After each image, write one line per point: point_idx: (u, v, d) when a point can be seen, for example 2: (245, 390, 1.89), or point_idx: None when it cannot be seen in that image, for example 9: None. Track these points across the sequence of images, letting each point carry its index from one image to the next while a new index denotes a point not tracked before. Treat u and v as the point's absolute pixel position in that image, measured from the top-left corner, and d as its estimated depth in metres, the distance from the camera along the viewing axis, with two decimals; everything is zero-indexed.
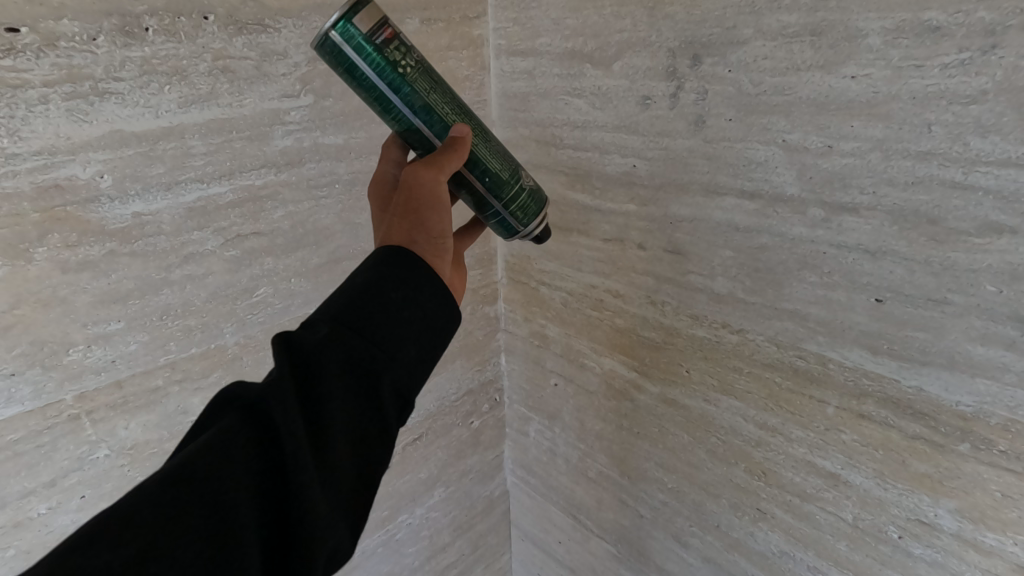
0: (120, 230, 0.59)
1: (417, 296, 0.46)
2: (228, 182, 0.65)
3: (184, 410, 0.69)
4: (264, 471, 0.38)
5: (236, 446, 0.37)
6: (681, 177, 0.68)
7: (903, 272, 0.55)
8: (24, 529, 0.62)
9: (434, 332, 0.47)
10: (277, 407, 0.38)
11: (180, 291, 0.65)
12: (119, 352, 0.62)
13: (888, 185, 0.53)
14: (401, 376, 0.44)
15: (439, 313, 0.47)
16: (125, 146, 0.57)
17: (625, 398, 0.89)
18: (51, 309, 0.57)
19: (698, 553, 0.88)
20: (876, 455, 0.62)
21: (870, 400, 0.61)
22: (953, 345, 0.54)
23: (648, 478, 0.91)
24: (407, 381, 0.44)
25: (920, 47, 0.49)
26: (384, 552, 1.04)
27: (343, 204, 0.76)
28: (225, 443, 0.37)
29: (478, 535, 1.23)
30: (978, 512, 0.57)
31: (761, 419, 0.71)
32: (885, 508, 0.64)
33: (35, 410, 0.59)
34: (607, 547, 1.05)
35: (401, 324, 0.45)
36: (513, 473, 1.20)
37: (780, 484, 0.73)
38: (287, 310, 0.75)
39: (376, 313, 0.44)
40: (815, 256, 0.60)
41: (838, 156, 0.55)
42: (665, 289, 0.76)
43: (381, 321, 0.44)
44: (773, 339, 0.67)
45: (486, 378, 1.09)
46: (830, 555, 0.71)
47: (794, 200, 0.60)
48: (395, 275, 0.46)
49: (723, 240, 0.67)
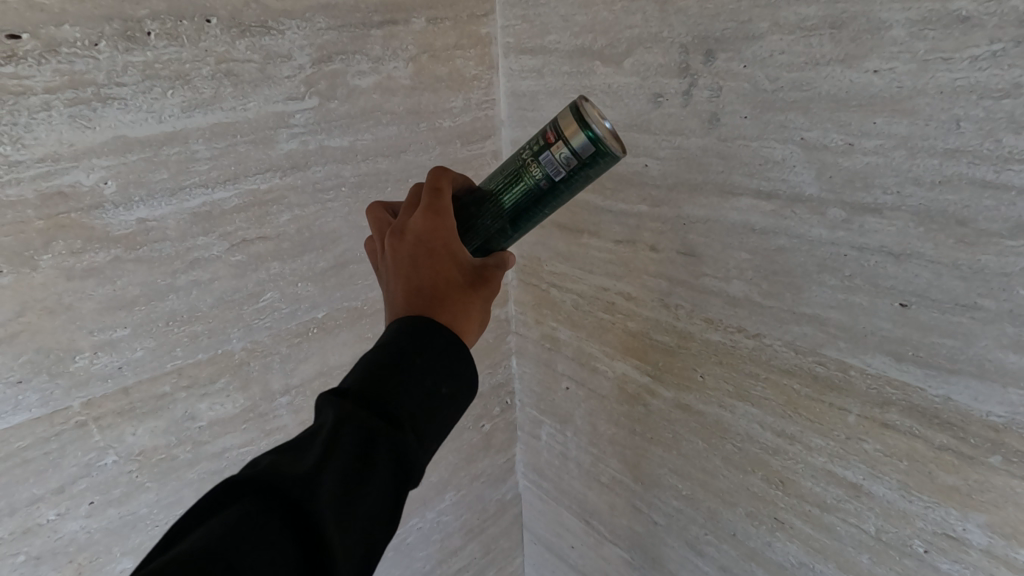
0: (124, 236, 0.58)
1: (455, 393, 0.49)
2: (233, 186, 0.64)
3: (191, 416, 0.69)
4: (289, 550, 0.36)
5: (265, 522, 0.36)
6: (694, 177, 0.66)
7: (929, 275, 0.52)
8: (33, 535, 0.62)
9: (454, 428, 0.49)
10: (316, 484, 0.38)
11: (186, 297, 0.64)
12: (125, 359, 0.62)
13: (914, 184, 0.51)
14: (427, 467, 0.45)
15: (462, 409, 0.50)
16: (128, 152, 0.57)
17: (638, 402, 0.87)
18: (57, 316, 0.57)
19: (713, 562, 0.86)
20: (901, 466, 0.60)
21: (893, 409, 0.58)
22: (983, 352, 0.51)
23: (662, 484, 0.89)
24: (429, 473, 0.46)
25: (948, 39, 0.46)
26: (394, 557, 1.03)
27: (350, 207, 0.75)
28: (253, 515, 0.36)
29: (491, 538, 1.22)
30: (1010, 528, 0.54)
31: (779, 426, 0.69)
32: (910, 521, 0.61)
33: (43, 418, 0.59)
34: (620, 553, 1.04)
35: (435, 412, 0.47)
36: (526, 477, 1.19)
37: (799, 494, 0.70)
38: (295, 314, 0.74)
39: (419, 398, 0.46)
40: (834, 259, 0.58)
41: (859, 155, 0.53)
42: (678, 293, 0.74)
43: (418, 407, 0.46)
44: (791, 344, 0.64)
45: (497, 381, 1.08)
46: (851, 567, 0.68)
47: (813, 200, 0.57)
48: (442, 352, 0.49)
49: (738, 242, 0.65)
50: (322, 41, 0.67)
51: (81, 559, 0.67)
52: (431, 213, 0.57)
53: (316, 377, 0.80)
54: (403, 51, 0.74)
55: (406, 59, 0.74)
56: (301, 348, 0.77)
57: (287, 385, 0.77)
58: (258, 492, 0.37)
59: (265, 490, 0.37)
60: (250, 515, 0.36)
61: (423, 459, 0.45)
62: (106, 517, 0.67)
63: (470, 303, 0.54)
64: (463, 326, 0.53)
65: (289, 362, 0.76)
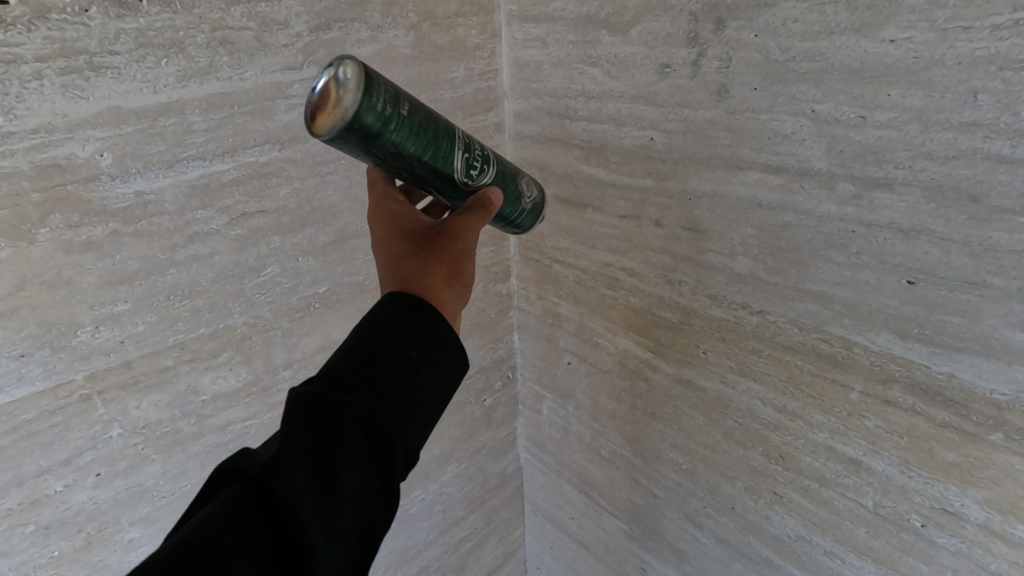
0: (122, 210, 0.58)
1: (432, 360, 0.49)
2: (231, 159, 0.63)
3: (195, 390, 0.69)
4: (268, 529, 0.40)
5: (244, 504, 0.40)
6: (701, 151, 0.65)
7: (939, 252, 0.51)
8: (42, 505, 0.63)
9: (445, 391, 0.50)
10: (281, 470, 0.41)
11: (186, 272, 0.64)
12: (127, 333, 0.62)
13: (926, 159, 0.49)
14: (410, 435, 0.47)
15: (447, 372, 0.50)
16: (123, 123, 0.55)
17: (639, 378, 0.87)
18: (57, 291, 0.57)
19: (712, 534, 0.87)
20: (901, 442, 0.60)
21: (896, 386, 0.58)
22: (990, 330, 0.51)
23: (662, 458, 0.90)
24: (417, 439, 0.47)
25: (970, 7, 0.44)
26: (397, 527, 1.04)
27: (350, 180, 0.74)
28: (234, 499, 0.40)
29: (492, 509, 1.24)
30: (1008, 504, 0.54)
31: (780, 403, 0.69)
32: (908, 496, 0.61)
33: (46, 391, 0.59)
34: (620, 525, 1.05)
35: (413, 382, 0.47)
36: (527, 450, 1.21)
37: (798, 469, 0.71)
38: (296, 289, 0.74)
39: (391, 372, 0.47)
40: (842, 235, 0.57)
41: (872, 128, 0.52)
42: (682, 269, 0.73)
43: (391, 380, 0.47)
44: (795, 321, 0.64)
45: (499, 356, 1.08)
46: (848, 541, 0.69)
47: (822, 174, 0.56)
48: (412, 324, 0.49)
49: (745, 218, 0.64)
50: (319, 8, 0.64)
51: (90, 529, 0.68)
52: (374, 208, 0.57)
53: (319, 352, 0.80)
54: (403, 19, 0.72)
55: (407, 27, 0.72)
56: (303, 323, 0.77)
57: (290, 360, 0.77)
58: (239, 479, 0.42)
59: (246, 479, 0.42)
60: (229, 502, 0.40)
61: (401, 429, 0.46)
62: (113, 488, 0.67)
63: (422, 266, 0.53)
64: (426, 288, 0.51)
65: (291, 336, 0.76)
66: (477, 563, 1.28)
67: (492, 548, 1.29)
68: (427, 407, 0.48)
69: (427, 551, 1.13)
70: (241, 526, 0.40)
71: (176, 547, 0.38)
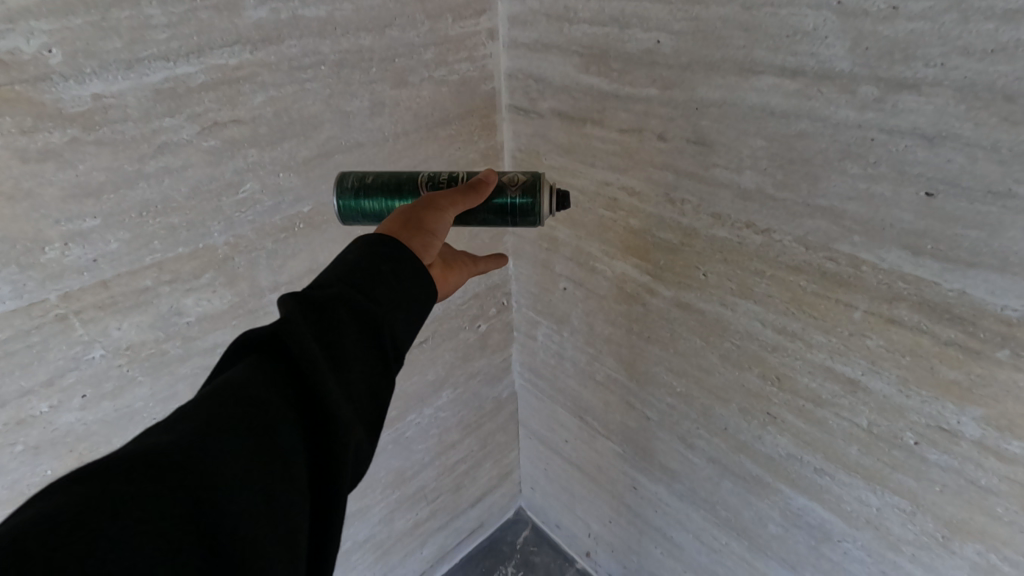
0: (79, 115, 0.53)
1: (399, 279, 0.50)
2: (197, 61, 0.58)
3: (178, 311, 0.67)
4: (241, 425, 0.36)
5: (209, 401, 0.37)
6: (712, 53, 0.60)
7: (963, 160, 0.48)
8: (29, 426, 0.61)
9: (412, 310, 0.50)
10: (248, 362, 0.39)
11: (157, 186, 0.60)
12: (100, 251, 0.59)
13: (961, 55, 0.45)
14: (382, 342, 0.46)
15: (416, 291, 0.50)
16: (71, 14, 0.50)
17: (636, 302, 0.85)
18: (18, 203, 0.53)
19: (703, 454, 0.89)
20: (902, 361, 0.59)
21: (903, 304, 0.56)
22: (1010, 245, 0.48)
23: (657, 381, 0.90)
24: (390, 350, 0.47)
25: None
26: (394, 449, 1.06)
27: (331, 89, 0.69)
28: (198, 398, 0.37)
29: (487, 433, 1.26)
30: (1005, 421, 0.54)
31: (780, 324, 0.68)
32: (904, 415, 0.61)
33: (19, 311, 0.56)
34: (612, 446, 1.07)
35: (383, 294, 0.48)
36: (522, 376, 1.21)
37: (794, 390, 0.70)
38: (278, 208, 0.70)
39: (359, 286, 0.47)
40: (860, 144, 0.53)
41: (903, 21, 0.47)
42: (685, 186, 0.70)
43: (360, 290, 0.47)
44: (801, 239, 0.61)
45: (493, 282, 1.06)
46: (838, 458, 0.70)
47: (844, 76, 0.51)
48: (377, 250, 0.50)
49: (755, 128, 0.60)
50: None
51: (81, 450, 0.66)
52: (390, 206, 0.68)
53: (307, 275, 0.77)
54: None
55: None
56: (287, 244, 0.73)
57: (276, 283, 0.75)
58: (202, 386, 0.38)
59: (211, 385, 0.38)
60: (195, 403, 0.36)
61: (373, 335, 0.46)
62: (102, 410, 0.66)
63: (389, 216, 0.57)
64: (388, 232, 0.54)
65: (277, 257, 0.73)
66: (473, 483, 1.32)
67: (487, 470, 1.33)
68: (396, 321, 0.48)
69: (424, 472, 1.16)
70: (209, 421, 0.35)
71: (120, 459, 0.31)
